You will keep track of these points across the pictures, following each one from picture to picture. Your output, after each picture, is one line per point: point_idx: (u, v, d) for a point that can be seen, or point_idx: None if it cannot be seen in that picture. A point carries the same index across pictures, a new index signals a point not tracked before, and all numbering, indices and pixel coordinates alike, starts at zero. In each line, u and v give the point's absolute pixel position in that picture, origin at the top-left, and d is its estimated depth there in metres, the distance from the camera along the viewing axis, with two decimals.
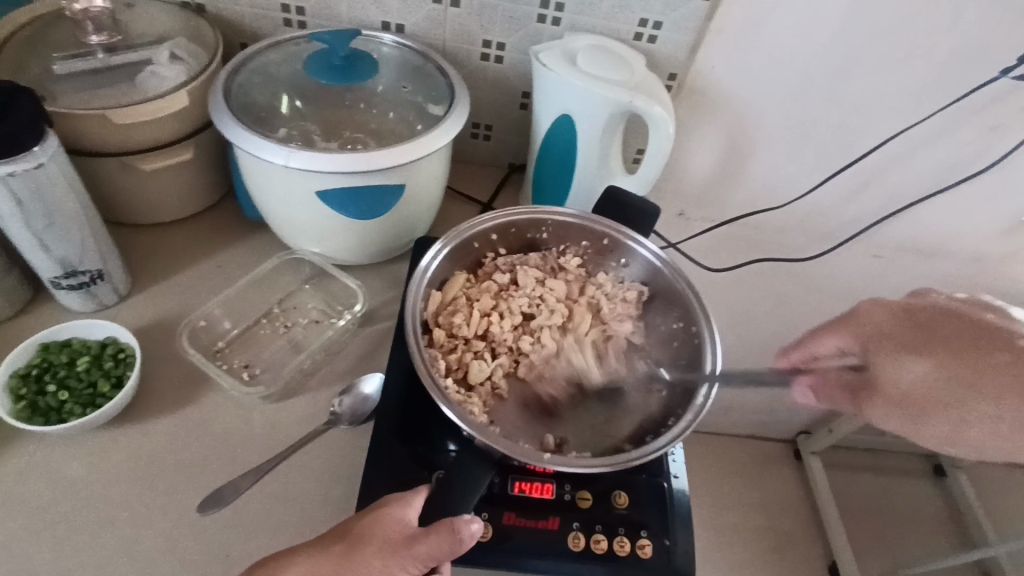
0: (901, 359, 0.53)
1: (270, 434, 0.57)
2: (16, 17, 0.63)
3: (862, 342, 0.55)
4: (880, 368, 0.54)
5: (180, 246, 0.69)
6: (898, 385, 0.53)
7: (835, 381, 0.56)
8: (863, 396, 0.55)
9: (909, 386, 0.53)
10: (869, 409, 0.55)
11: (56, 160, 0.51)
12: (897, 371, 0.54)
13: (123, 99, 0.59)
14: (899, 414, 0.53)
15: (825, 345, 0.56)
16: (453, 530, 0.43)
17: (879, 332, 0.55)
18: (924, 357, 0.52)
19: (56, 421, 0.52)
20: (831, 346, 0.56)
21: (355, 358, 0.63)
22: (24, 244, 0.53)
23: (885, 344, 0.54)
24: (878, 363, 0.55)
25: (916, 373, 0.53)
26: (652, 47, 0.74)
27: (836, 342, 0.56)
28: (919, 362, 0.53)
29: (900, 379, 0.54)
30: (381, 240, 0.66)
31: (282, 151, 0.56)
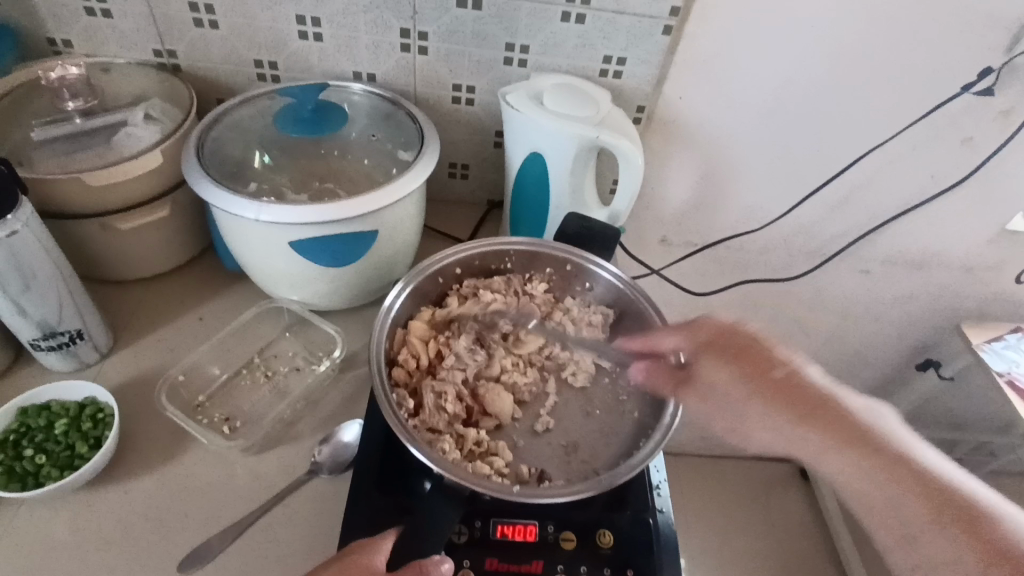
0: (721, 364, 0.55)
1: (252, 487, 0.56)
2: None
3: (696, 346, 0.56)
4: (696, 369, 0.55)
5: (160, 301, 0.70)
6: (775, 389, 0.54)
7: (662, 373, 0.55)
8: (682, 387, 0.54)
9: (715, 386, 0.55)
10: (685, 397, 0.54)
11: (30, 225, 0.52)
12: (703, 377, 0.55)
13: (99, 162, 0.61)
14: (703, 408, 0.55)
15: (660, 343, 0.56)
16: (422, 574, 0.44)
17: (704, 340, 0.56)
18: (733, 365, 0.54)
19: (33, 485, 0.52)
20: (668, 344, 0.56)
21: (337, 405, 0.63)
22: (2, 309, 0.54)
23: (763, 371, 0.54)
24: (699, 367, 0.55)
25: (726, 384, 0.54)
26: (619, 82, 0.75)
27: (674, 342, 0.56)
28: (733, 368, 0.54)
29: (716, 381, 0.55)
30: (359, 285, 0.67)
31: (254, 205, 0.57)
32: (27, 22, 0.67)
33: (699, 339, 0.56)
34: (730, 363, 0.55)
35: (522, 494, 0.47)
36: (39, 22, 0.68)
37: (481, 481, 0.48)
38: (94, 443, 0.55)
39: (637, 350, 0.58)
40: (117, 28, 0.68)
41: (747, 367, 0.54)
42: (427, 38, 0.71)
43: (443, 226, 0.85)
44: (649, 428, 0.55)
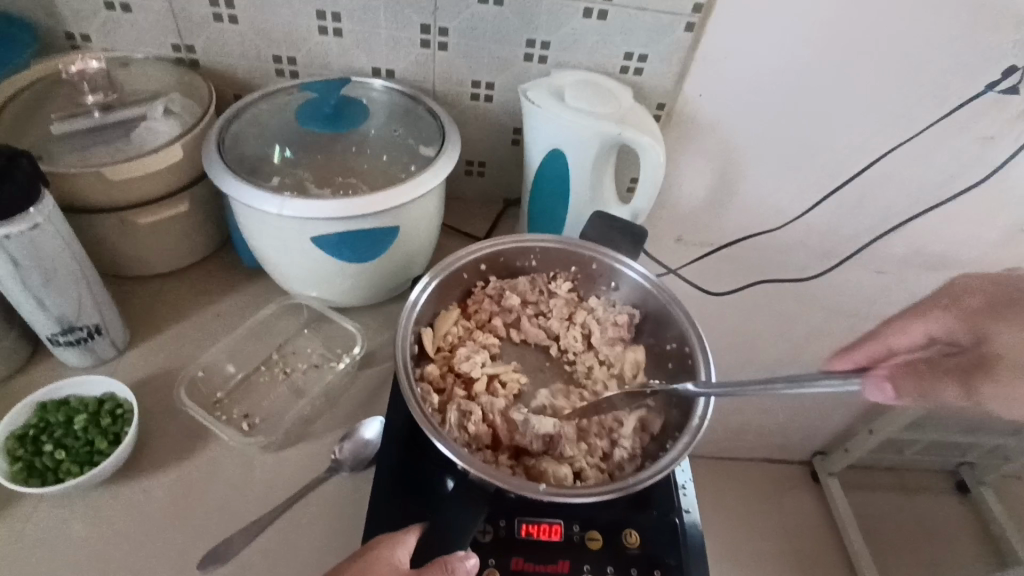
0: (949, 316, 0.55)
1: (272, 485, 0.56)
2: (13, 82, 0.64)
3: (962, 321, 0.55)
4: (976, 339, 0.55)
5: (177, 297, 0.69)
6: (959, 371, 0.52)
7: (912, 378, 0.48)
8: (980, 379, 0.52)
9: (1010, 348, 0.54)
10: (987, 391, 0.52)
11: (51, 219, 0.51)
12: (985, 340, 0.55)
13: (119, 156, 0.60)
14: (1018, 386, 0.52)
15: (909, 333, 0.56)
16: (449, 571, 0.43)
17: (954, 309, 0.56)
18: (1002, 322, 0.55)
19: (52, 481, 0.51)
20: (914, 335, 0.56)
21: (357, 402, 0.62)
22: (21, 303, 0.54)
23: (962, 308, 0.56)
24: (976, 339, 0.55)
25: (916, 337, 0.56)
26: (639, 80, 0.75)
27: (923, 327, 0.56)
28: (1005, 327, 0.54)
29: (925, 346, 0.55)
30: (378, 282, 0.66)
31: (276, 200, 0.56)
32: (44, 17, 0.67)
33: (948, 313, 0.56)
34: (1008, 314, 0.55)
35: (550, 494, 0.46)
36: (58, 16, 0.67)
37: (509, 479, 0.47)
38: (114, 439, 0.54)
39: (873, 355, 0.55)
40: (135, 23, 0.68)
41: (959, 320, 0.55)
42: (447, 34, 0.70)
43: (460, 224, 0.85)
44: (676, 429, 0.54)
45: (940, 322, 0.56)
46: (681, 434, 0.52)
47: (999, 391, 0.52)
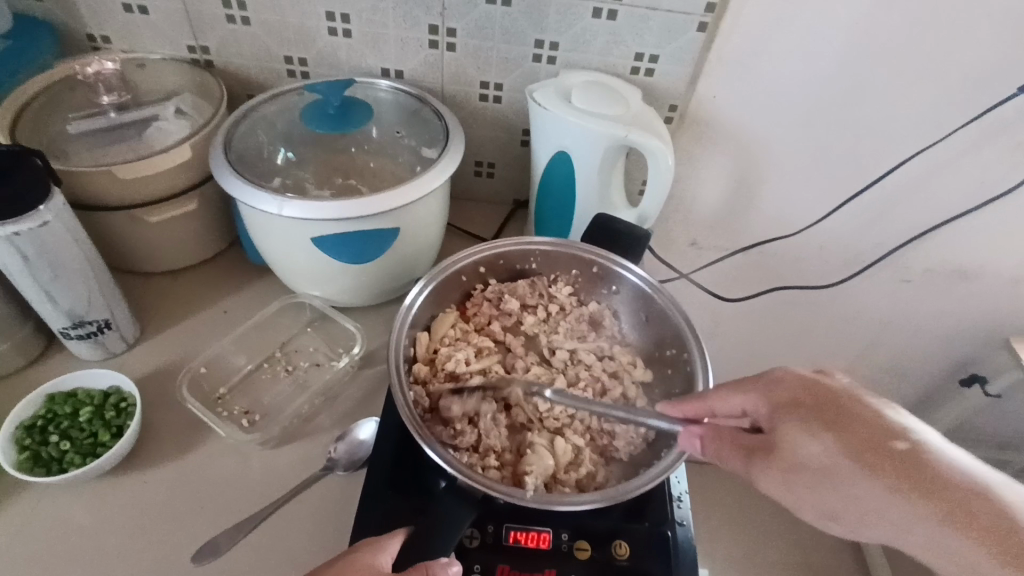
0: (800, 435, 0.42)
1: (267, 481, 0.57)
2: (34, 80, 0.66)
3: (770, 406, 0.45)
4: (779, 436, 0.43)
5: (187, 293, 0.71)
6: (801, 455, 0.42)
7: (727, 441, 0.45)
8: (756, 458, 0.43)
9: (807, 459, 0.42)
10: (760, 478, 0.43)
11: (59, 217, 0.53)
12: (792, 447, 0.42)
13: (130, 155, 0.62)
14: (796, 489, 0.42)
15: (727, 405, 0.47)
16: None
17: (783, 400, 0.45)
18: (829, 434, 0.42)
19: (56, 471, 0.53)
20: (733, 408, 0.47)
21: (355, 401, 0.63)
22: (33, 297, 0.55)
23: (808, 426, 0.42)
24: (781, 432, 0.43)
25: (813, 450, 0.42)
26: (651, 81, 0.73)
27: (740, 401, 0.46)
28: (822, 439, 0.41)
29: (809, 456, 0.42)
30: (380, 282, 0.67)
31: (276, 200, 0.57)
32: (65, 18, 0.69)
33: (775, 396, 0.45)
34: (811, 420, 0.43)
35: (535, 500, 0.45)
36: (79, 18, 0.69)
37: (494, 485, 0.46)
38: (116, 431, 0.55)
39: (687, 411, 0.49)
40: (152, 24, 0.70)
41: (846, 438, 0.41)
42: (456, 34, 0.70)
43: (467, 225, 0.84)
44: (672, 439, 0.52)
45: (765, 403, 0.45)
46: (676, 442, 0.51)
47: (781, 481, 0.42)
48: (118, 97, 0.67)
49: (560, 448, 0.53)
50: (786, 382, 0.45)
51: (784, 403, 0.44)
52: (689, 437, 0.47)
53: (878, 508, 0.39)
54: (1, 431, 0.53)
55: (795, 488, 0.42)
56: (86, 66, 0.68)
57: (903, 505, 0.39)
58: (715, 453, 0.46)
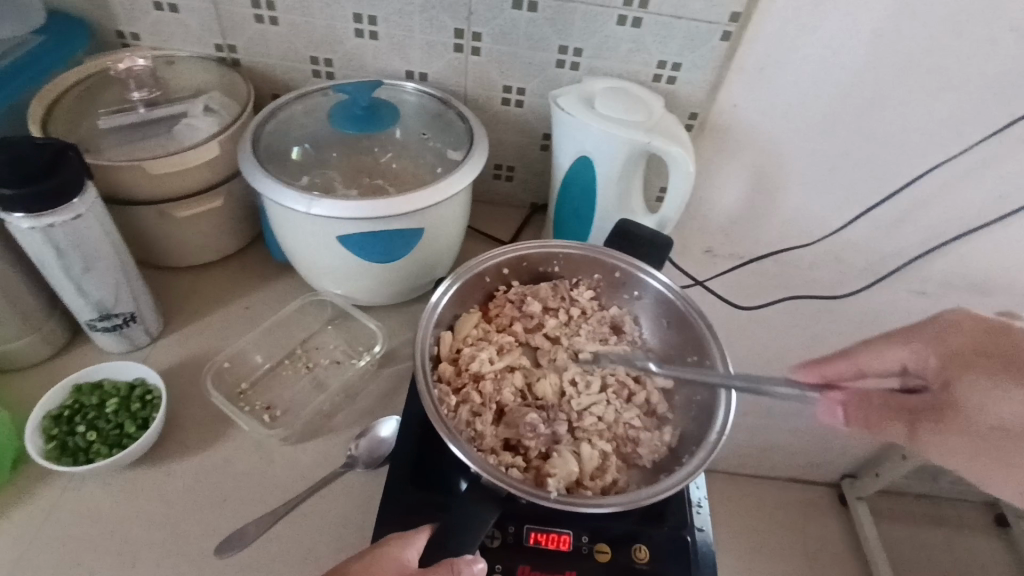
0: (989, 387, 0.48)
1: (289, 476, 0.57)
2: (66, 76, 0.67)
3: (939, 359, 0.50)
4: (960, 394, 0.49)
5: (209, 289, 0.71)
6: (988, 423, 0.47)
7: (876, 409, 0.49)
8: (920, 424, 0.49)
9: (991, 421, 0.47)
10: (925, 438, 0.48)
11: (90, 210, 0.53)
12: (977, 410, 0.48)
13: (159, 151, 0.63)
14: (982, 458, 0.47)
15: (878, 360, 0.51)
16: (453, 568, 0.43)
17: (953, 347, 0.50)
18: (967, 373, 0.49)
19: (83, 461, 0.53)
20: (890, 362, 0.52)
21: (375, 400, 0.63)
22: (63, 288, 0.56)
23: (980, 375, 0.48)
24: (955, 391, 0.49)
25: (1011, 411, 0.47)
26: (671, 88, 0.74)
27: (897, 356, 0.51)
28: (1017, 398, 0.47)
29: (997, 420, 0.47)
30: (401, 282, 0.67)
31: (304, 198, 0.57)
32: (96, 16, 0.70)
33: (942, 352, 0.50)
34: (993, 371, 0.48)
35: (560, 501, 0.46)
36: (110, 15, 0.70)
37: (519, 484, 0.47)
38: (142, 424, 0.56)
39: (830, 374, 0.52)
40: (181, 22, 0.71)
41: (1014, 374, 0.48)
42: (481, 39, 0.71)
43: (486, 227, 0.85)
44: (694, 444, 0.53)
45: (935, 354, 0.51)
46: (699, 447, 0.51)
47: (949, 443, 0.48)
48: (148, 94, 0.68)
49: (587, 454, 0.53)
50: (925, 336, 0.51)
51: (931, 355, 0.51)
52: (834, 404, 0.49)
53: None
54: (31, 421, 0.54)
55: (947, 442, 0.48)
56: (119, 63, 0.68)
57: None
58: (870, 424, 0.50)
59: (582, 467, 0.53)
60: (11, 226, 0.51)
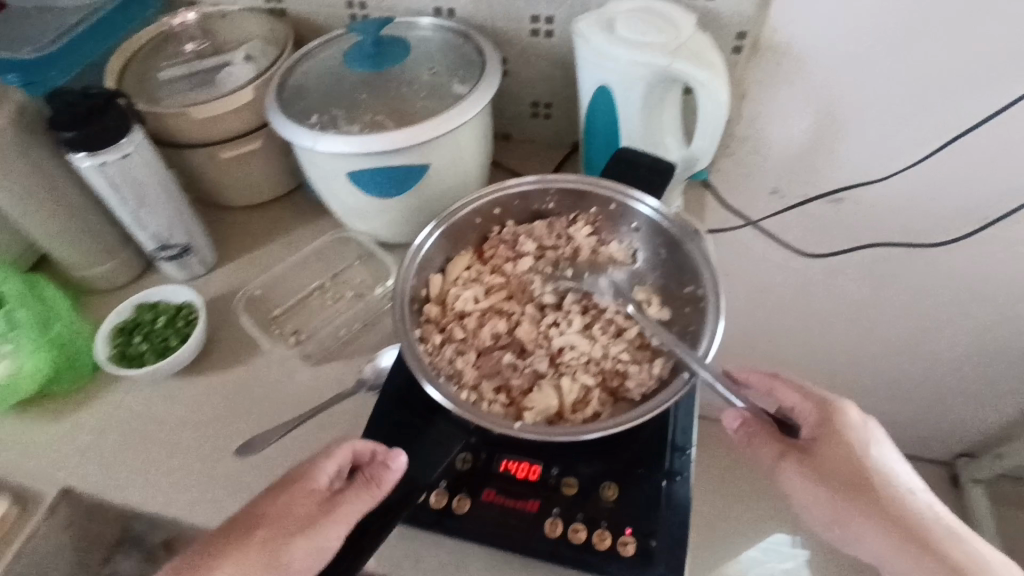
0: (843, 453, 0.48)
1: (305, 392, 0.63)
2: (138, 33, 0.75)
3: (818, 418, 0.50)
4: (821, 448, 0.48)
5: (260, 226, 0.78)
6: (833, 471, 0.47)
7: (768, 432, 0.49)
8: (789, 454, 0.48)
9: (836, 473, 0.47)
10: (784, 470, 0.48)
11: (140, 149, 0.61)
12: (828, 461, 0.48)
13: (202, 98, 0.69)
14: (811, 491, 0.47)
15: (788, 396, 0.52)
16: (370, 484, 0.46)
17: (828, 415, 0.50)
18: (859, 461, 0.47)
19: (137, 366, 0.62)
20: (788, 403, 0.51)
21: (391, 330, 0.67)
22: (125, 221, 0.65)
23: (829, 439, 0.48)
24: (822, 445, 0.48)
25: (842, 469, 0.47)
26: (710, 7, 0.65)
27: (794, 399, 0.51)
28: (856, 466, 0.47)
29: (837, 472, 0.47)
30: (417, 217, 0.69)
31: (311, 135, 0.60)
32: None
33: (825, 415, 0.50)
34: (850, 449, 0.48)
35: (522, 429, 0.46)
36: None
37: (485, 416, 0.47)
38: (184, 337, 0.64)
39: (750, 382, 0.53)
40: None
41: (869, 484, 0.47)
42: None
43: (523, 167, 0.84)
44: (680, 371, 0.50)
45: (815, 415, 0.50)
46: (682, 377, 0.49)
47: (801, 482, 0.47)
48: (199, 46, 0.75)
49: (567, 387, 0.52)
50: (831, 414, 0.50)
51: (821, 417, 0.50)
52: (733, 415, 0.51)
53: (874, 538, 0.45)
54: (101, 330, 0.64)
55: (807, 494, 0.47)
56: (173, 18, 0.76)
57: (881, 528, 0.45)
58: (750, 436, 0.50)
59: (562, 400, 0.52)
60: (77, 163, 0.59)
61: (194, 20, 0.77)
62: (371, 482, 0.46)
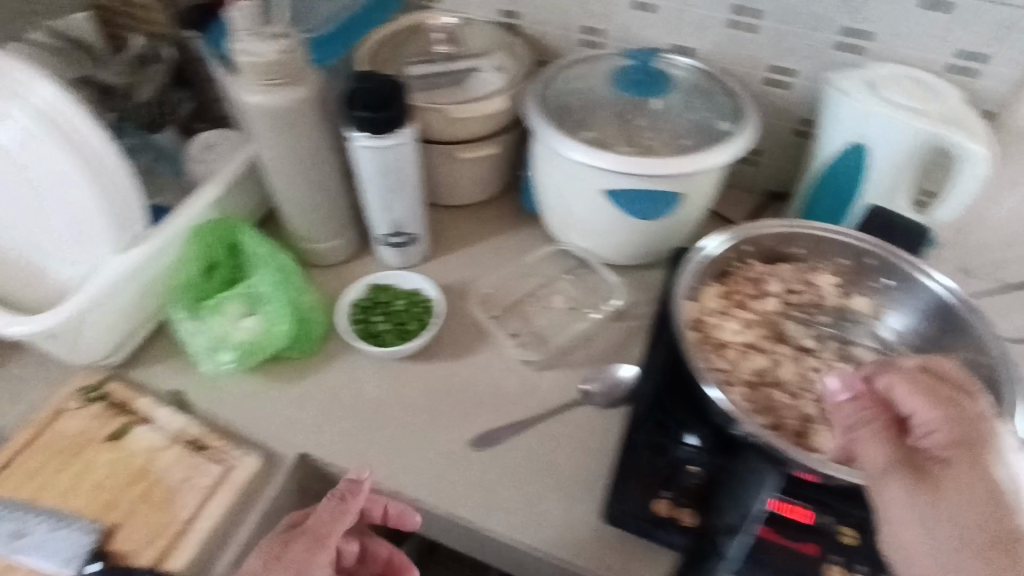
0: (967, 481, 0.38)
1: (530, 395, 0.64)
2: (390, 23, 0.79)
3: (952, 432, 0.39)
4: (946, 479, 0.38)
5: (466, 226, 0.81)
6: (962, 514, 0.38)
7: (898, 452, 0.39)
8: (917, 489, 0.38)
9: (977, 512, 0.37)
10: (888, 500, 0.39)
11: (409, 145, 0.64)
12: (952, 494, 0.38)
13: (457, 98, 0.71)
14: (935, 536, 0.38)
15: (929, 413, 0.39)
16: (340, 502, 0.51)
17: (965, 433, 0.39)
18: (978, 490, 0.38)
19: (377, 343, 0.66)
20: (921, 417, 0.39)
21: (608, 347, 0.68)
22: (376, 204, 0.69)
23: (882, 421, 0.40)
24: (945, 477, 0.38)
25: (961, 509, 0.38)
26: (973, 82, 0.68)
27: (920, 406, 0.39)
28: (967, 496, 0.38)
29: (963, 514, 0.38)
30: (642, 243, 0.70)
31: (581, 147, 0.62)
32: None
33: (961, 429, 0.39)
34: (969, 475, 0.38)
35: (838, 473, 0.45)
36: None
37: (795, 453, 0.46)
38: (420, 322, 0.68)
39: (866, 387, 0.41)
40: None
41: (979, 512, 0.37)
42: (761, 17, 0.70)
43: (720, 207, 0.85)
44: None
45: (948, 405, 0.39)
46: None
47: (922, 525, 0.38)
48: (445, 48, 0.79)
49: None
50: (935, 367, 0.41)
51: (921, 385, 0.40)
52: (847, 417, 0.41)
53: None
54: (343, 305, 0.67)
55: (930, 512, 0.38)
56: (428, 18, 0.81)
57: None
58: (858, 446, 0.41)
59: None
60: (354, 145, 0.63)
61: (455, 23, 0.81)
62: (340, 499, 0.52)
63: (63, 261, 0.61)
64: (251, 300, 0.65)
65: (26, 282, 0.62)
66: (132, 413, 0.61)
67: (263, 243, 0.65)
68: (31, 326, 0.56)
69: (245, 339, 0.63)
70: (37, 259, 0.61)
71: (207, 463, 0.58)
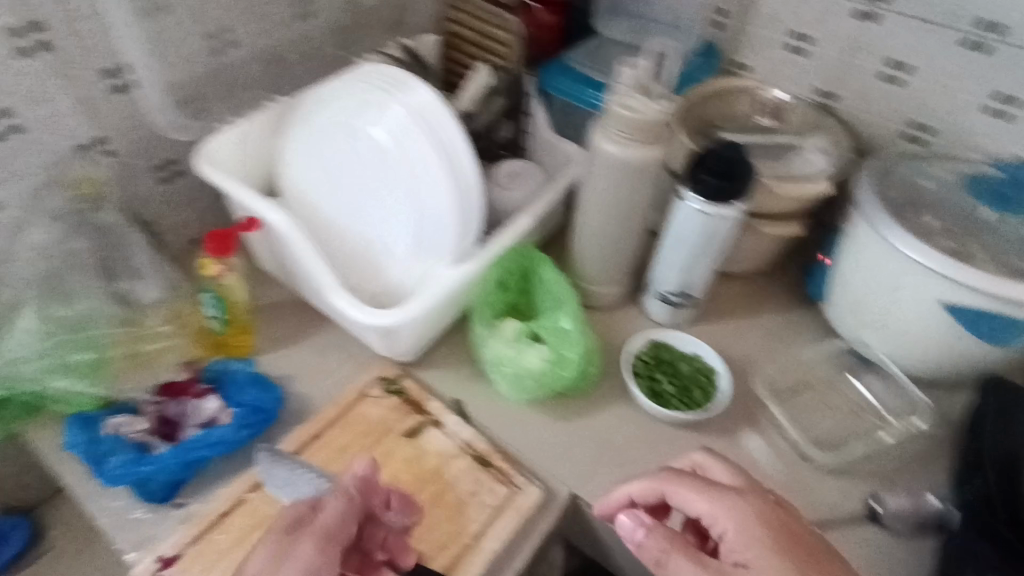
0: None
1: (807, 496, 0.63)
2: (715, 84, 0.79)
3: (729, 521, 0.50)
4: None
5: (732, 297, 0.81)
6: None
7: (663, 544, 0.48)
8: None
9: None
10: None
11: (733, 220, 0.64)
12: None
13: (780, 172, 0.71)
14: None
15: (698, 500, 0.51)
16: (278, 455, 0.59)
17: (753, 518, 0.50)
18: None
19: (656, 402, 0.66)
20: (698, 509, 0.51)
21: (891, 464, 0.66)
22: (675, 261, 0.70)
23: (772, 558, 0.48)
24: None
25: None
26: None
27: (640, 488, 0.54)
28: None
29: None
30: (944, 360, 0.66)
31: (918, 245, 0.61)
32: (724, 46, 0.83)
33: (733, 508, 0.50)
34: (787, 572, 0.48)
35: None
36: (741, 48, 0.83)
37: None
38: (699, 392, 0.68)
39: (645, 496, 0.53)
40: (802, 65, 0.79)
41: None
42: None
43: None
44: None
45: (737, 525, 0.50)
46: None
47: None
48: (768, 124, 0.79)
49: None
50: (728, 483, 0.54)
51: (749, 523, 0.50)
52: (633, 524, 0.49)
53: None
54: (627, 356, 0.69)
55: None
56: (760, 89, 0.80)
57: None
58: (663, 555, 0.48)
59: None
60: (684, 206, 0.64)
61: (786, 101, 0.79)
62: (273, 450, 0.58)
63: (399, 261, 0.66)
64: (554, 338, 0.67)
65: (364, 273, 0.68)
66: (425, 413, 0.65)
67: (560, 280, 0.70)
68: (375, 317, 0.61)
69: (536, 369, 0.64)
70: (375, 255, 0.67)
71: (492, 481, 0.60)
